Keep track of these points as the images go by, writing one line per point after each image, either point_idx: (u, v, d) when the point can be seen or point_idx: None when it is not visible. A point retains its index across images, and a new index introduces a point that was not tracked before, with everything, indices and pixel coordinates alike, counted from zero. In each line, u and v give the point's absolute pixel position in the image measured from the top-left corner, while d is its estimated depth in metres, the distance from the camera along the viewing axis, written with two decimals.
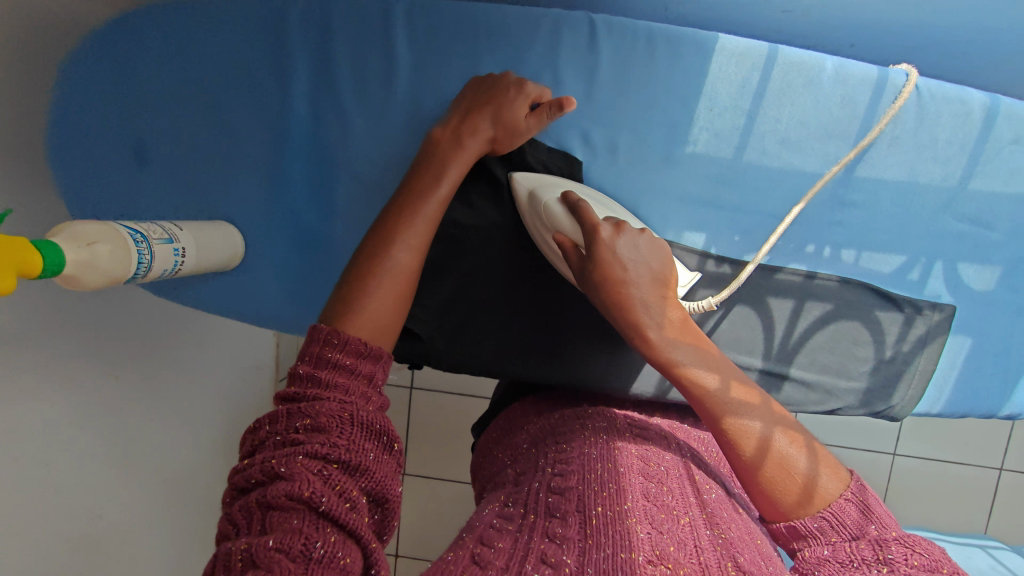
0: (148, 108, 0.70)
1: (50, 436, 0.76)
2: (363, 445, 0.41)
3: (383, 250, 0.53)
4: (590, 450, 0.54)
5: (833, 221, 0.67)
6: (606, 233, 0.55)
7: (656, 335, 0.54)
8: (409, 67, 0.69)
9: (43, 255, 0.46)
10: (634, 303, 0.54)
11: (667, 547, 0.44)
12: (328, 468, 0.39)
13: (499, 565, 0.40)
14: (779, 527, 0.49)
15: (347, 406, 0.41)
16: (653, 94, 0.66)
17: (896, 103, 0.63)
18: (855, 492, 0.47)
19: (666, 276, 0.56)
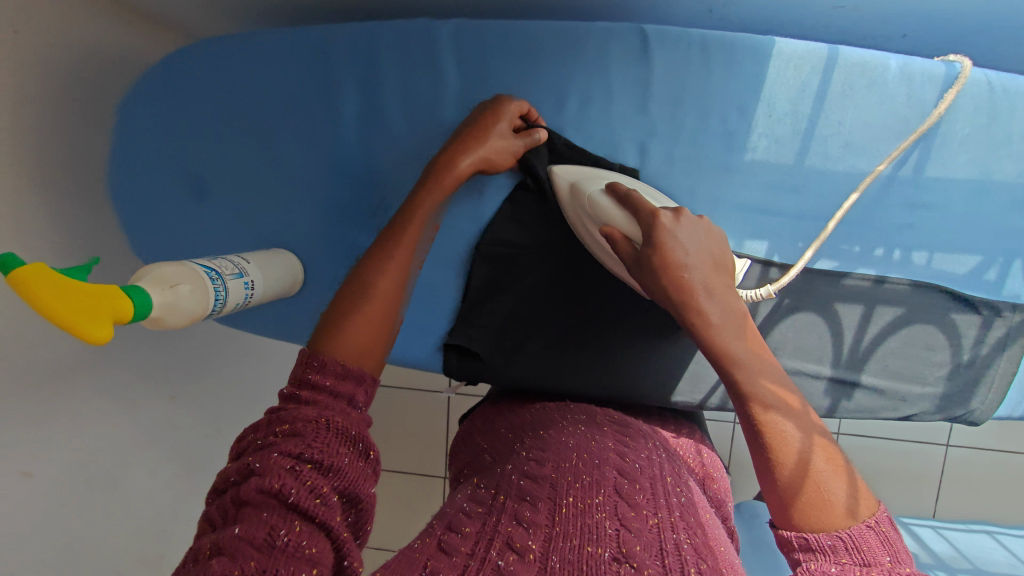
0: (204, 144, 0.71)
1: (115, 456, 0.88)
2: (339, 449, 0.43)
3: (371, 271, 0.55)
4: (564, 441, 0.55)
5: (902, 224, 0.65)
6: (667, 219, 0.52)
7: (720, 318, 0.52)
8: (458, 88, 0.67)
9: (132, 300, 0.47)
10: (697, 287, 0.52)
11: (634, 546, 0.43)
12: (300, 466, 0.41)
13: (463, 550, 0.42)
14: (789, 537, 0.47)
15: (324, 413, 0.44)
16: (710, 102, 0.64)
17: (955, 94, 0.61)
18: (879, 522, 0.46)
19: (725, 260, 0.54)
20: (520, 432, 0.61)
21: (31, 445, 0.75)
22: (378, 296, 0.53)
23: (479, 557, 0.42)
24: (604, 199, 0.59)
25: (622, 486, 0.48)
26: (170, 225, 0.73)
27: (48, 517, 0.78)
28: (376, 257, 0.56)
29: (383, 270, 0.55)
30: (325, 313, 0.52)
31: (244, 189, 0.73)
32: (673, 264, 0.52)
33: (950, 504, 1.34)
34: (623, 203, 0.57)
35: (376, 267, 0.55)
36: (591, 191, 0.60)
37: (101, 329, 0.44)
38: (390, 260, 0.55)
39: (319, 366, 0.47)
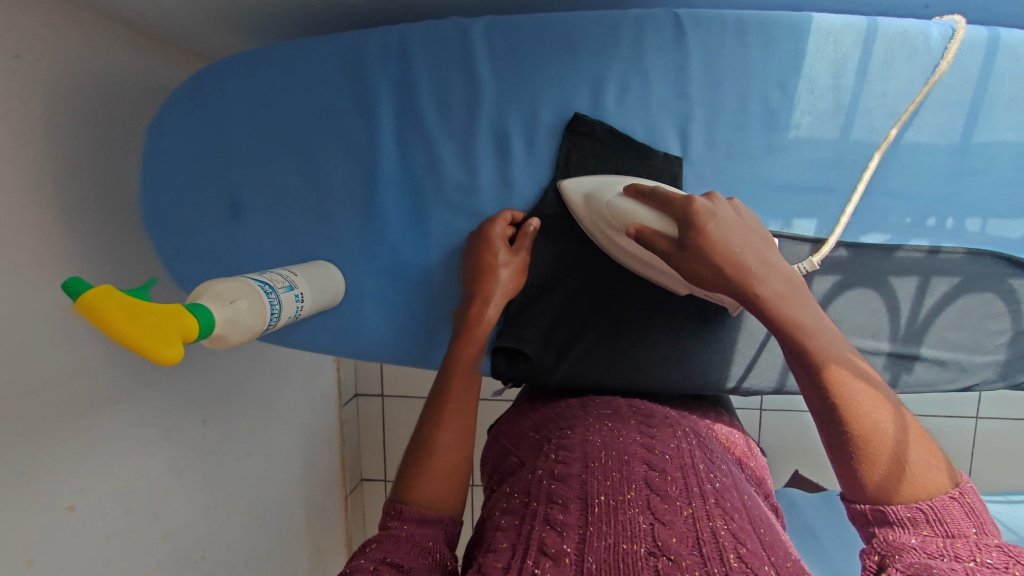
0: (240, 160, 0.71)
1: (154, 483, 0.87)
2: (416, 557, 0.45)
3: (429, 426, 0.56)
4: (591, 438, 0.53)
5: (953, 192, 0.65)
6: (703, 203, 0.54)
7: (783, 286, 0.52)
8: (493, 86, 0.68)
9: (197, 317, 0.46)
10: (749, 265, 0.52)
11: (669, 538, 0.42)
12: (382, 566, 0.44)
13: (499, 565, 0.43)
14: (863, 510, 0.46)
15: (403, 531, 0.47)
16: (749, 83, 0.64)
17: (953, 45, 0.61)
18: (962, 494, 0.43)
19: (761, 234, 0.56)
20: (548, 430, 0.60)
21: (74, 477, 0.74)
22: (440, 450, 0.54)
23: (514, 569, 0.42)
24: (626, 202, 0.59)
25: (652, 478, 0.47)
26: (207, 243, 0.72)
27: (92, 551, 0.77)
28: (431, 410, 0.57)
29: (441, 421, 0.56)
30: (400, 468, 0.54)
31: (281, 203, 0.72)
32: (717, 243, 0.53)
33: (984, 477, 1.33)
34: (646, 200, 0.58)
35: (433, 423, 0.56)
36: (610, 199, 0.61)
37: (171, 348, 0.42)
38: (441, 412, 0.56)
39: (397, 514, 0.49)
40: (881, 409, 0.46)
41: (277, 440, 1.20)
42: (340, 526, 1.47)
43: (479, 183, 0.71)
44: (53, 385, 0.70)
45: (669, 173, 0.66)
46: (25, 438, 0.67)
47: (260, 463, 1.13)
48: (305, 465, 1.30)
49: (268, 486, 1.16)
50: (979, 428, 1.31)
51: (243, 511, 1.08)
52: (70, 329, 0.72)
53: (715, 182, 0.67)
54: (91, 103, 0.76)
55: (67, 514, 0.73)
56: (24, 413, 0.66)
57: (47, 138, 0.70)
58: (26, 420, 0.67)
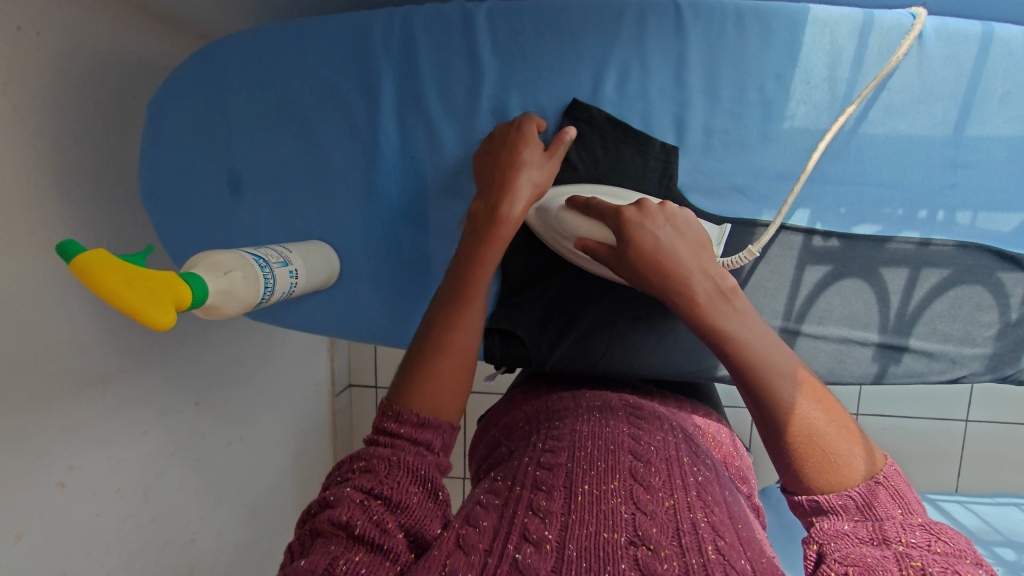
0: (239, 138, 0.71)
1: (146, 464, 0.87)
2: (408, 487, 0.44)
3: (438, 328, 0.53)
4: (579, 428, 0.53)
5: (945, 185, 0.65)
6: (631, 215, 0.55)
7: (704, 298, 0.53)
8: (494, 70, 0.68)
9: (190, 286, 0.47)
10: (672, 274, 0.53)
11: (650, 529, 0.43)
12: (370, 500, 0.43)
13: (481, 547, 0.42)
14: (801, 502, 0.46)
15: (396, 453, 0.45)
16: (747, 72, 0.64)
17: (908, 38, 0.62)
18: (887, 477, 0.44)
19: (701, 239, 0.56)
20: (537, 422, 0.60)
21: (65, 453, 0.74)
22: (444, 364, 0.51)
23: (497, 553, 0.41)
24: (567, 216, 0.60)
25: (637, 468, 0.48)
26: (206, 220, 0.72)
27: (81, 528, 0.77)
28: (442, 310, 0.54)
29: (456, 325, 0.53)
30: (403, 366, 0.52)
31: (279, 182, 0.72)
32: (649, 258, 0.54)
33: (972, 478, 1.34)
34: (585, 212, 0.59)
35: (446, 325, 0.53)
36: (554, 211, 0.62)
37: (165, 313, 0.43)
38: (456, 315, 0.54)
39: (395, 416, 0.48)
40: (802, 400, 0.47)
41: (271, 425, 1.20)
42: None
43: None
44: (48, 360, 0.70)
45: (664, 163, 0.67)
46: (19, 412, 0.67)
47: (253, 448, 1.13)
48: (297, 451, 1.30)
49: (259, 471, 1.16)
50: (969, 431, 1.32)
51: (234, 495, 1.08)
52: (65, 305, 0.72)
53: (710, 170, 0.67)
54: (91, 78, 0.76)
55: (58, 490, 0.73)
56: (17, 387, 0.66)
57: (46, 111, 0.69)
58: (19, 394, 0.67)
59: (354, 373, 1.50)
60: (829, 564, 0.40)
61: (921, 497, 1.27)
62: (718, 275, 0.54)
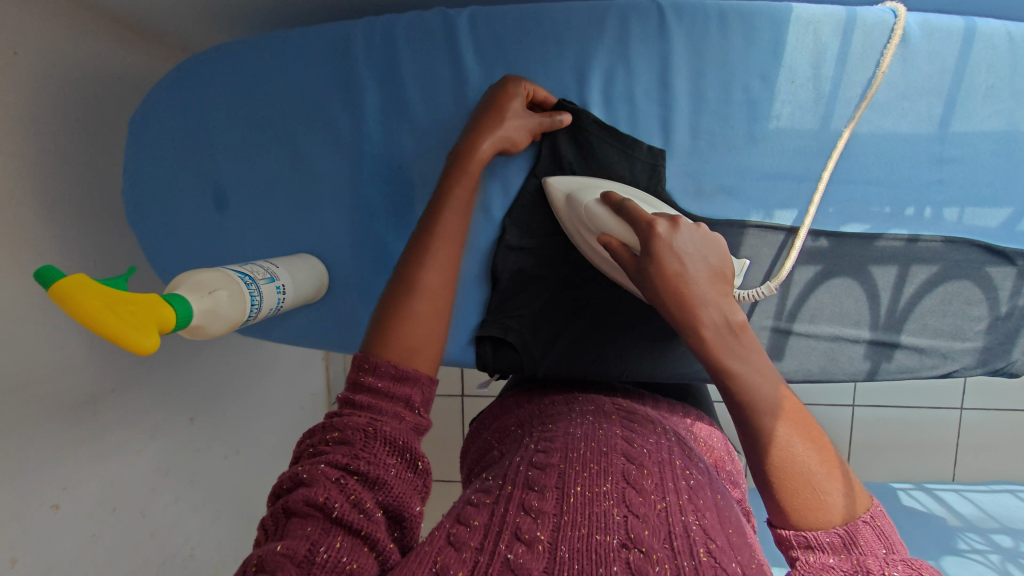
0: (222, 152, 0.71)
1: (141, 481, 0.86)
2: (386, 460, 0.43)
3: (411, 269, 0.54)
4: (573, 431, 0.53)
5: (932, 180, 0.65)
6: (662, 229, 0.52)
7: (711, 333, 0.50)
8: (478, 76, 0.67)
9: (174, 308, 0.46)
10: (689, 299, 0.51)
11: (641, 531, 0.42)
12: (347, 478, 0.41)
13: (472, 544, 0.41)
14: (786, 536, 0.46)
15: (374, 422, 0.44)
16: (731, 73, 0.64)
17: (892, 42, 0.62)
18: (874, 517, 0.45)
19: (722, 269, 0.53)
20: (530, 426, 0.60)
21: (58, 475, 0.73)
22: (412, 321, 0.51)
23: (488, 551, 0.41)
24: (599, 211, 0.59)
25: (630, 471, 0.47)
26: (192, 235, 0.72)
27: (77, 550, 0.76)
28: (416, 251, 0.55)
29: (429, 266, 0.54)
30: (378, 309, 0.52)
31: (264, 194, 0.72)
32: (671, 278, 0.51)
33: (967, 467, 1.35)
34: (618, 213, 0.57)
35: (418, 266, 0.54)
36: (587, 203, 0.61)
37: (148, 336, 0.42)
38: (428, 255, 0.54)
39: (373, 369, 0.47)
40: (798, 436, 0.47)
41: (267, 436, 1.19)
42: None
43: None
44: (37, 381, 0.69)
45: (651, 166, 0.67)
46: (9, 436, 0.66)
47: (250, 460, 1.13)
48: None
49: (257, 483, 1.16)
50: (964, 419, 1.33)
51: (232, 508, 1.08)
52: (51, 325, 0.72)
53: (697, 172, 0.67)
54: (71, 95, 0.75)
55: (52, 512, 0.72)
56: (5, 410, 0.66)
57: (26, 129, 0.68)
58: (8, 417, 0.66)
59: None
60: None
61: (918, 487, 1.27)
62: (733, 309, 0.51)
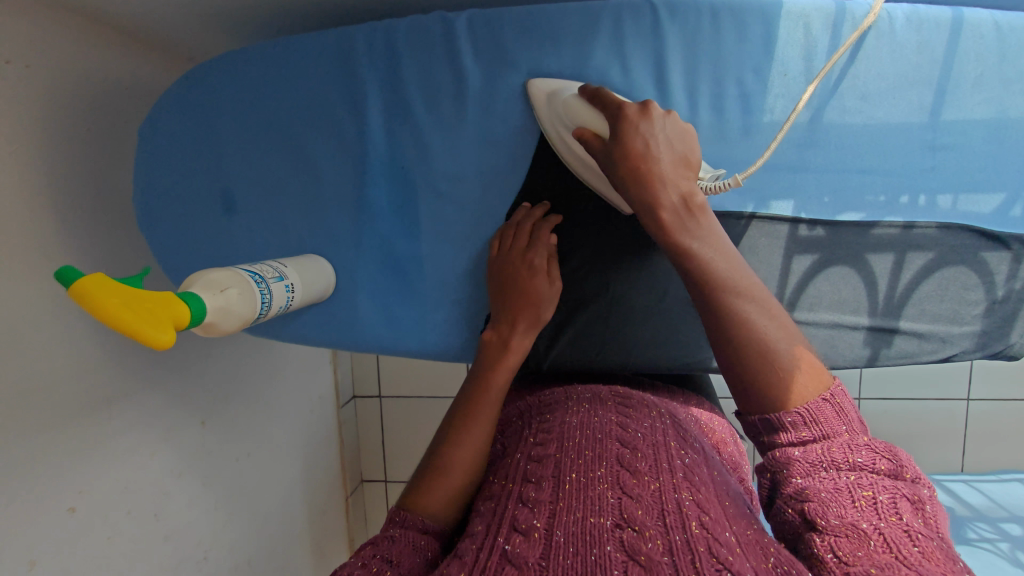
0: (230, 158, 0.72)
1: (154, 485, 0.88)
2: (405, 551, 0.50)
3: (448, 442, 0.59)
4: (568, 420, 0.55)
5: (925, 168, 0.66)
6: (630, 111, 0.56)
7: (670, 217, 0.54)
8: (477, 77, 0.69)
9: (188, 305, 0.48)
10: (652, 177, 0.55)
11: (635, 510, 0.44)
12: (371, 559, 0.49)
13: (473, 547, 0.44)
14: (754, 421, 0.49)
15: (399, 527, 0.53)
16: (725, 67, 0.66)
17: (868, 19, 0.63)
18: (834, 394, 0.47)
19: (687, 157, 0.57)
20: (530, 416, 0.62)
21: (75, 479, 0.75)
22: (455, 467, 0.58)
23: (487, 547, 0.44)
24: (577, 103, 0.61)
25: (624, 455, 0.49)
26: (203, 240, 0.73)
27: (94, 552, 0.77)
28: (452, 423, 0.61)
29: (463, 439, 0.59)
30: (417, 471, 0.59)
31: (271, 199, 0.73)
32: (634, 158, 0.55)
33: (975, 457, 1.35)
34: (593, 103, 0.60)
35: (451, 438, 0.60)
36: (565, 97, 0.63)
37: (165, 332, 0.44)
38: (463, 432, 0.60)
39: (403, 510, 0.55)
40: (757, 311, 0.50)
41: (277, 440, 1.21)
42: (341, 526, 1.49)
43: (468, 173, 0.72)
44: (53, 386, 0.71)
45: None
46: (28, 440, 0.68)
47: (261, 464, 1.14)
48: (304, 465, 1.31)
49: (268, 486, 1.17)
50: (970, 410, 1.33)
51: (245, 511, 1.09)
52: (65, 331, 0.73)
53: None
54: (81, 106, 0.77)
55: (69, 515, 0.74)
56: (22, 415, 0.67)
57: (39, 141, 0.70)
58: (24, 422, 0.67)
59: (358, 384, 1.51)
60: (787, 500, 0.46)
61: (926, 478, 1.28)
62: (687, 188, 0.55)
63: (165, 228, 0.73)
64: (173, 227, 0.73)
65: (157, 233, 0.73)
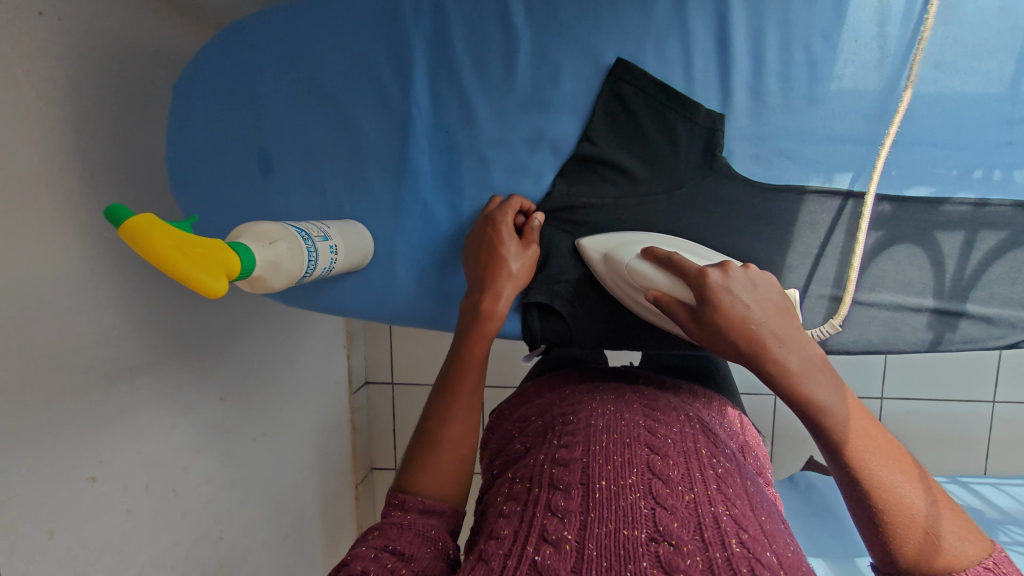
0: (269, 118, 0.70)
1: (174, 459, 0.85)
2: (420, 546, 0.48)
3: (436, 421, 0.57)
4: (594, 422, 0.53)
5: (1000, 142, 0.64)
6: (716, 277, 0.52)
7: (796, 364, 0.51)
8: (530, 39, 0.66)
9: (240, 257, 0.46)
10: (767, 338, 0.51)
11: (670, 523, 0.43)
12: (384, 553, 0.46)
13: (500, 552, 0.43)
14: None
15: (407, 519, 0.50)
16: (792, 31, 0.63)
17: None
18: (998, 564, 0.46)
19: (786, 306, 0.54)
20: (550, 416, 0.60)
21: (95, 446, 0.72)
22: (446, 444, 0.55)
23: (515, 555, 0.43)
24: (642, 266, 0.59)
25: (654, 461, 0.48)
26: (237, 202, 0.70)
27: (112, 526, 0.75)
28: (437, 401, 0.58)
29: (449, 416, 0.57)
30: (407, 452, 0.56)
31: (309, 162, 0.71)
32: (733, 320, 0.51)
33: (1005, 462, 1.32)
34: (664, 266, 0.57)
35: (440, 416, 0.57)
36: (627, 260, 0.61)
37: (218, 280, 0.42)
38: (450, 407, 0.57)
39: (401, 503, 0.51)
40: (894, 473, 0.49)
41: (294, 421, 1.18)
42: (352, 512, 1.46)
43: (516, 140, 0.69)
44: (76, 351, 0.68)
45: (709, 129, 0.66)
46: (51, 404, 0.65)
47: (276, 446, 1.11)
48: (319, 448, 1.28)
49: (284, 468, 1.14)
50: (998, 412, 1.29)
51: (260, 493, 1.06)
52: (91, 293, 0.70)
53: (759, 135, 0.66)
54: (111, 62, 0.74)
55: (89, 485, 0.71)
56: (44, 378, 0.64)
57: (70, 93, 0.68)
58: (48, 384, 0.65)
59: (372, 372, 1.48)
60: None
61: (954, 481, 1.24)
62: (787, 328, 0.52)
63: (199, 188, 0.70)
64: (208, 187, 0.70)
65: (190, 193, 0.70)
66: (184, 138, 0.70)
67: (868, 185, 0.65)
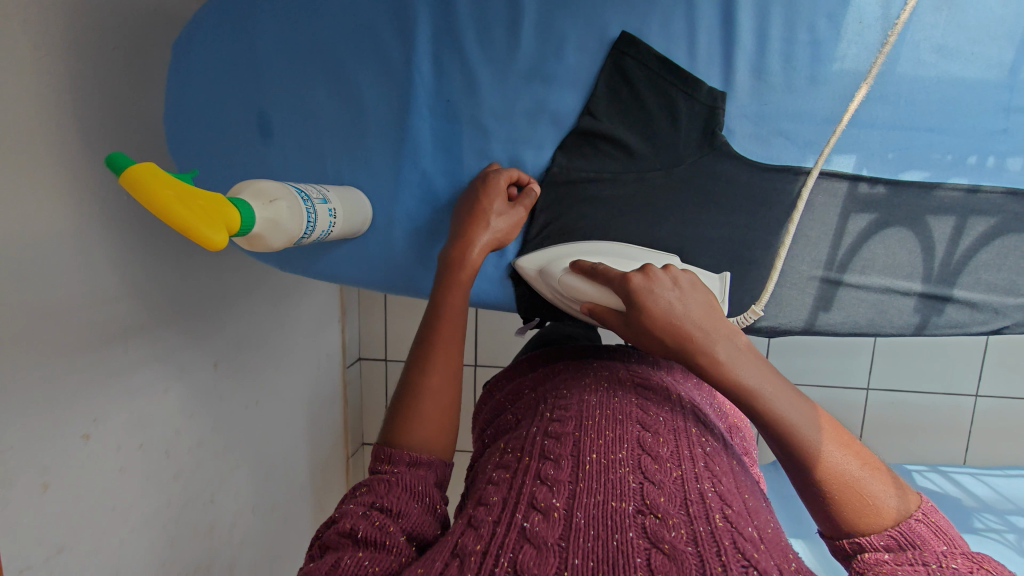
0: (269, 79, 0.69)
1: (167, 420, 0.86)
2: (408, 502, 0.48)
3: (418, 373, 0.58)
4: (586, 398, 0.55)
5: (996, 130, 0.65)
6: (637, 280, 0.54)
7: (725, 351, 0.52)
8: (535, 8, 0.65)
9: (240, 212, 0.46)
10: (690, 332, 0.52)
11: (657, 497, 0.44)
12: (373, 510, 0.47)
13: (490, 518, 0.44)
14: (843, 544, 0.50)
15: (395, 477, 0.50)
16: (798, 9, 0.63)
17: None
18: (926, 514, 0.48)
19: (712, 304, 0.54)
20: (543, 390, 0.61)
21: (89, 404, 0.72)
22: (429, 395, 0.56)
23: (504, 522, 0.43)
24: (573, 279, 0.62)
25: (645, 438, 0.50)
26: (235, 163, 0.70)
27: (106, 483, 0.76)
28: (418, 354, 0.59)
29: (432, 369, 0.58)
30: (391, 405, 0.57)
31: (309, 126, 0.70)
32: (656, 319, 0.53)
33: (982, 452, 1.35)
34: (590, 277, 0.61)
35: (421, 367, 0.58)
36: (560, 274, 0.65)
37: (219, 233, 0.42)
38: (430, 359, 0.58)
39: (388, 457, 0.52)
40: (835, 446, 0.50)
41: (287, 389, 1.19)
42: (342, 481, 1.48)
43: (517, 110, 0.69)
44: (71, 309, 0.68)
45: (710, 108, 0.66)
46: (46, 360, 0.66)
47: (268, 413, 1.12)
48: (310, 417, 1.29)
49: (275, 435, 1.16)
50: (979, 404, 1.32)
51: (252, 458, 1.08)
52: (87, 250, 0.71)
53: (758, 115, 0.66)
54: (109, 16, 0.73)
55: (83, 442, 0.72)
56: (40, 334, 0.65)
57: (67, 46, 0.67)
58: (43, 340, 0.65)
59: (365, 344, 1.48)
60: None
61: (932, 468, 1.27)
62: (712, 321, 0.53)
63: (197, 148, 0.70)
64: (206, 148, 0.70)
65: (189, 153, 0.70)
66: (183, 97, 0.69)
67: (813, 162, 0.66)
